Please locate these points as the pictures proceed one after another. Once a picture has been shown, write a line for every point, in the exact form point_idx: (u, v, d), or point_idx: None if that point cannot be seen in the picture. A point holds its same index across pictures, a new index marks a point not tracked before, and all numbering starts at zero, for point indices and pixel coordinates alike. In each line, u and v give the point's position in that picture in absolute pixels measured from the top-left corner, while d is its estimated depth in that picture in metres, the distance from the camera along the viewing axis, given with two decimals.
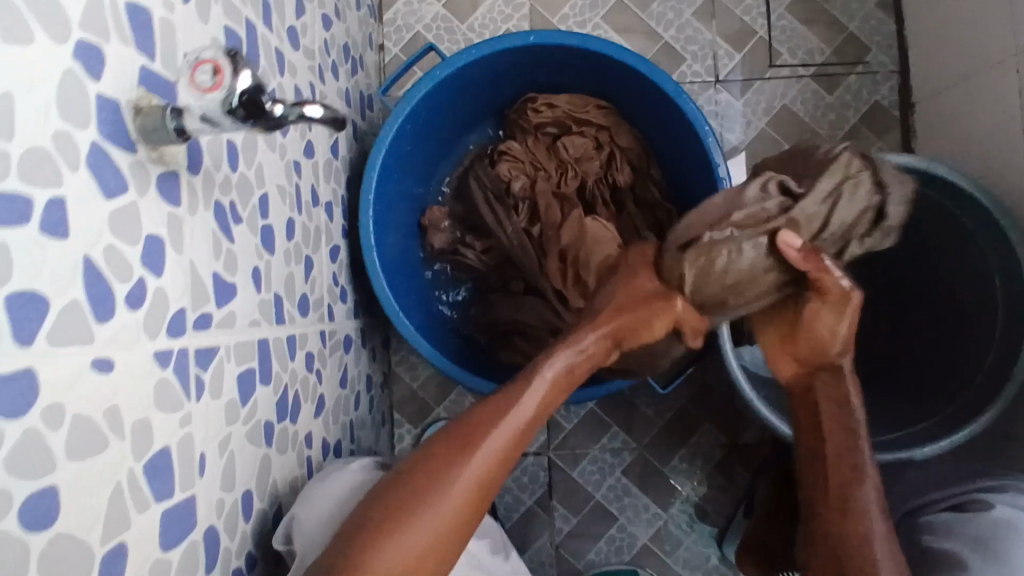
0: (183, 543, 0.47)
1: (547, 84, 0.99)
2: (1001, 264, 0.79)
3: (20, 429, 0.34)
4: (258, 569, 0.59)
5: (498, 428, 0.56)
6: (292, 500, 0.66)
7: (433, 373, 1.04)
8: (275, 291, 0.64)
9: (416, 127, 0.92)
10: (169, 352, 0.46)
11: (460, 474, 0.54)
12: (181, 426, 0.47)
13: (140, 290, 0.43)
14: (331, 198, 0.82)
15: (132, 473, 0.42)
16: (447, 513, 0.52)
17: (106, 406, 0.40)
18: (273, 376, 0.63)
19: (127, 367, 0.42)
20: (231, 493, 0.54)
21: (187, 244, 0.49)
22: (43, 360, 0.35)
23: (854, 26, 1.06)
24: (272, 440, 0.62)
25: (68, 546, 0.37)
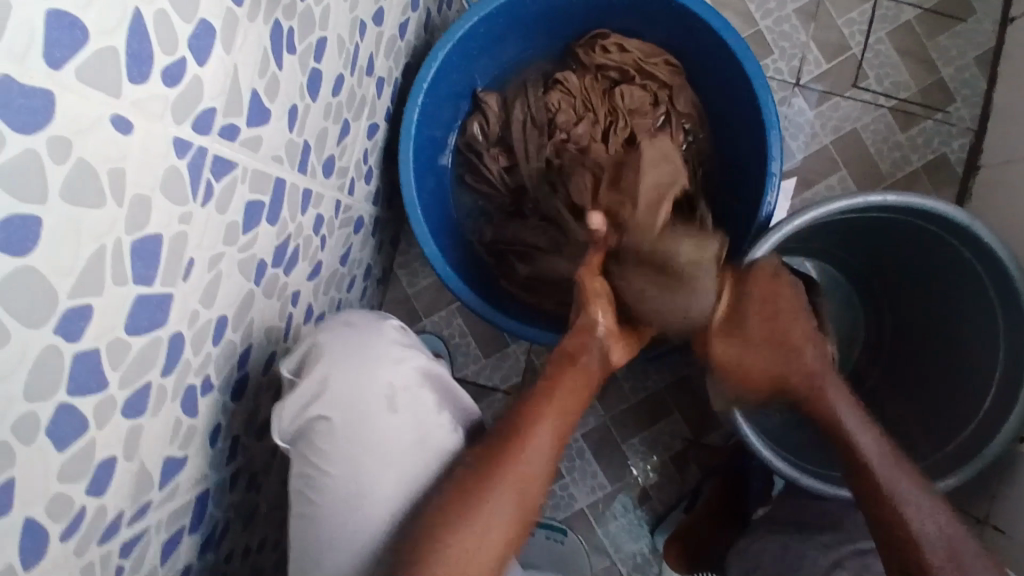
0: (148, 336, 0.46)
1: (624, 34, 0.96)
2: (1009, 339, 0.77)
3: (22, 145, 0.32)
4: (214, 397, 0.58)
5: (517, 454, 0.61)
6: (263, 346, 0.65)
7: (431, 285, 1.03)
8: (306, 139, 0.63)
9: (489, 35, 0.90)
10: (189, 145, 0.45)
11: (492, 510, 0.58)
12: (180, 222, 0.46)
13: (179, 69, 0.42)
14: (385, 75, 0.80)
15: (119, 244, 0.40)
16: (491, 542, 0.58)
17: (114, 165, 0.38)
18: (281, 219, 0.62)
19: (145, 138, 0.41)
20: (208, 311, 0.53)
21: (236, 48, 0.47)
22: (64, 89, 0.34)
23: (946, 72, 1.02)
24: (261, 280, 0.61)
25: (35, 285, 0.35)
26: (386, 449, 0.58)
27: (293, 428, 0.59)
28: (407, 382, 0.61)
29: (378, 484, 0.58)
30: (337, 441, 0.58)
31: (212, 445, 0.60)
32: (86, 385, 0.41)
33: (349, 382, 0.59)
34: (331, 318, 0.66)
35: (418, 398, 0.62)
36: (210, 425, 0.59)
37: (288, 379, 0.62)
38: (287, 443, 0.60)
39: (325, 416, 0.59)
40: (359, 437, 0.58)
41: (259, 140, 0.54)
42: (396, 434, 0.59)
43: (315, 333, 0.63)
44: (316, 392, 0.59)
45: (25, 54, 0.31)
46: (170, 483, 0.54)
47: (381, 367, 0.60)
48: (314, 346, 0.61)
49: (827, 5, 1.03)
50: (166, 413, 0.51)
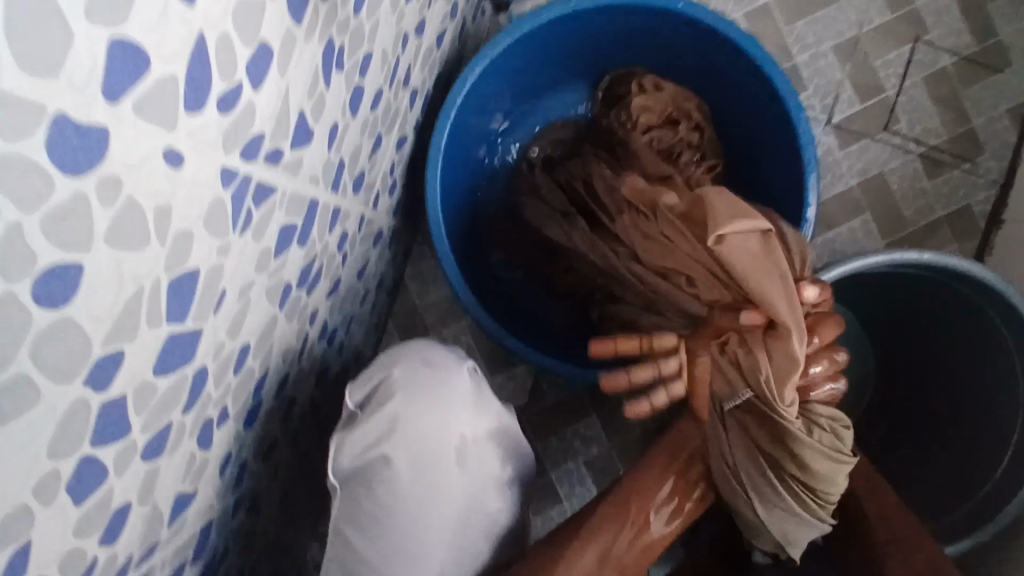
0: (174, 375, 0.43)
1: (663, 59, 0.93)
2: None
3: (72, 190, 0.29)
4: (228, 427, 0.55)
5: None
6: (278, 369, 0.62)
7: (441, 299, 1.00)
8: (342, 156, 0.59)
9: (527, 52, 0.87)
10: (235, 174, 0.41)
11: None
12: (217, 255, 0.42)
13: (235, 95, 0.38)
14: (418, 86, 0.76)
15: (157, 284, 0.37)
16: None
17: (161, 203, 0.35)
18: (309, 240, 0.58)
19: (194, 170, 0.37)
20: (233, 341, 0.49)
21: (291, 69, 0.44)
22: (121, 126, 0.30)
23: (977, 123, 1.01)
24: (285, 304, 0.57)
25: (71, 336, 0.32)
26: (446, 501, 0.60)
27: (352, 464, 0.61)
28: (477, 434, 0.63)
29: (434, 529, 0.60)
30: (399, 483, 0.60)
31: (222, 474, 0.57)
32: (109, 435, 0.38)
33: (423, 430, 0.61)
34: (400, 351, 0.67)
35: (485, 450, 0.63)
36: (222, 454, 0.56)
37: (354, 410, 0.64)
38: (341, 478, 0.62)
39: (389, 458, 0.60)
40: (419, 479, 0.60)
41: (299, 162, 0.50)
42: (460, 483, 0.61)
43: (390, 365, 0.65)
44: (386, 431, 0.61)
45: (87, 90, 0.28)
46: (178, 519, 0.51)
47: (458, 416, 0.62)
48: (389, 381, 0.64)
49: (865, 45, 1.01)
50: (182, 450, 0.48)
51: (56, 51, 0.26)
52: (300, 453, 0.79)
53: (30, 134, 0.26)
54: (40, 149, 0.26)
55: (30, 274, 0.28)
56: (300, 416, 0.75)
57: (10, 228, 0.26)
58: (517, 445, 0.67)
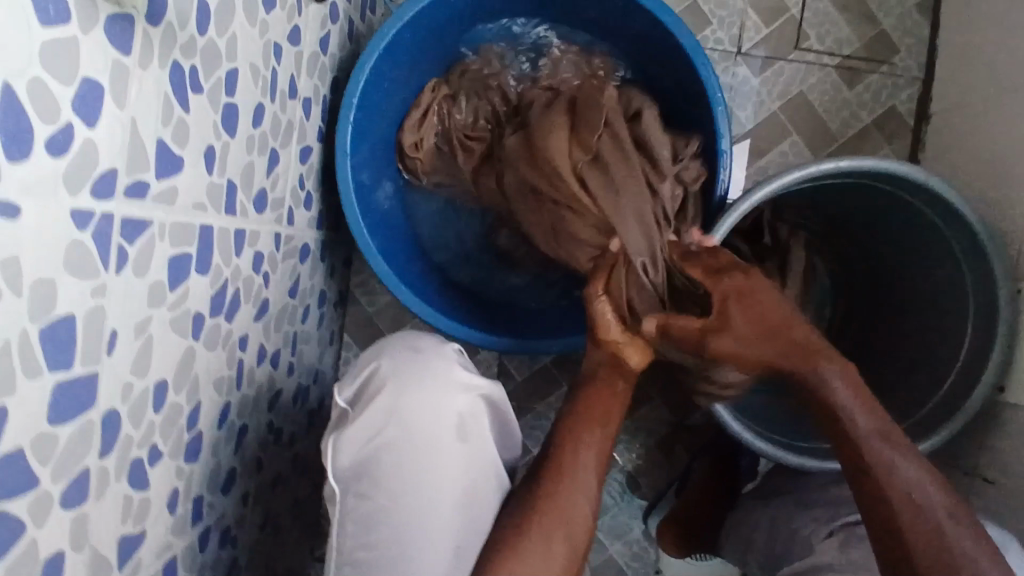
0: (78, 421, 0.43)
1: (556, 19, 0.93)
2: (976, 286, 0.79)
3: None
4: (165, 464, 0.55)
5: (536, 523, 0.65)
6: (214, 399, 0.62)
7: (392, 302, 1.00)
8: (230, 178, 0.59)
9: (416, 39, 0.87)
10: (90, 214, 0.41)
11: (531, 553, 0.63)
12: (93, 297, 0.43)
13: (66, 137, 0.39)
14: (311, 95, 0.76)
15: (25, 335, 0.38)
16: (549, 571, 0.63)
17: (5, 255, 0.35)
18: (213, 267, 0.58)
19: (37, 217, 0.37)
20: (143, 379, 0.50)
21: (131, 99, 0.44)
22: None
23: (887, 23, 1.00)
24: (200, 334, 0.58)
25: None
26: (443, 470, 0.65)
27: (351, 462, 0.66)
28: (467, 409, 0.69)
29: (434, 501, 0.64)
30: (397, 459, 0.65)
31: (174, 512, 0.58)
32: (13, 489, 0.39)
33: (414, 409, 0.67)
34: (383, 348, 0.74)
35: (478, 424, 0.70)
36: (167, 493, 0.56)
37: (346, 407, 0.70)
38: (345, 469, 0.67)
39: (389, 440, 0.66)
40: (415, 454, 0.65)
41: (175, 190, 0.51)
42: (457, 455, 0.67)
43: (376, 361, 0.72)
44: (380, 419, 0.67)
45: None
46: (131, 561, 0.52)
47: (449, 394, 0.69)
48: (379, 374, 0.70)
49: None
50: (112, 492, 0.48)
51: None
52: (271, 478, 0.79)
53: None
54: None
55: None
56: (258, 441, 0.75)
57: None
58: (506, 422, 0.74)
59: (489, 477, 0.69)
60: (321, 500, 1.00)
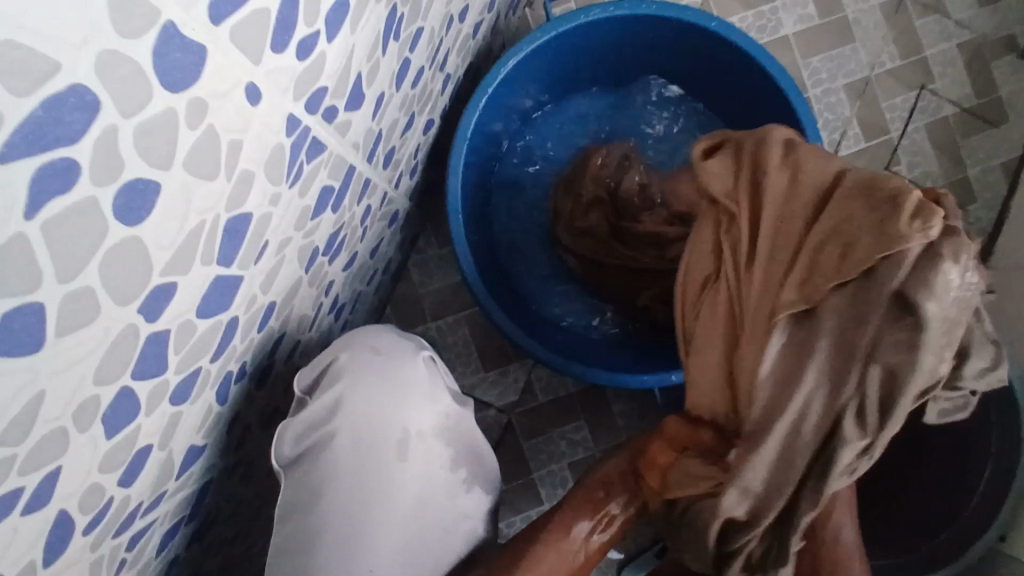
0: (213, 319, 0.42)
1: (695, 83, 0.92)
2: None
3: (163, 105, 0.28)
4: (242, 384, 0.53)
5: None
6: (292, 336, 0.61)
7: (442, 290, 1.00)
8: (381, 128, 0.59)
9: (559, 56, 0.87)
10: (298, 122, 0.41)
11: None
12: (268, 203, 0.42)
13: (313, 43, 0.38)
14: (452, 72, 0.77)
15: (216, 221, 0.36)
16: None
17: (234, 136, 0.34)
18: (341, 208, 0.58)
19: (266, 111, 0.37)
20: (264, 295, 0.49)
21: (360, 26, 0.44)
22: (218, 49, 0.30)
23: (973, 172, 1.04)
24: (310, 268, 0.57)
25: (135, 255, 0.31)
26: (387, 502, 0.49)
27: (290, 455, 0.51)
28: (426, 428, 0.51)
29: (374, 540, 0.48)
30: (335, 475, 0.49)
31: (228, 435, 0.56)
32: (148, 370, 0.36)
33: (365, 412, 0.50)
34: (352, 337, 0.56)
35: (437, 449, 0.52)
36: (230, 415, 0.54)
37: (302, 396, 0.53)
38: (283, 468, 0.51)
39: (327, 443, 0.50)
40: (359, 476, 0.49)
41: (348, 124, 0.50)
42: (408, 485, 0.49)
43: (340, 349, 0.54)
44: (328, 417, 0.51)
45: (195, 5, 0.27)
46: (186, 472, 0.50)
47: (408, 404, 0.51)
48: (334, 366, 0.53)
49: (876, 87, 1.05)
50: (202, 400, 0.46)
51: None
52: None
53: (141, 36, 0.25)
54: (145, 55, 0.26)
55: (114, 180, 0.27)
56: None
57: (106, 128, 0.25)
58: (477, 454, 0.55)
59: (452, 518, 0.52)
60: None
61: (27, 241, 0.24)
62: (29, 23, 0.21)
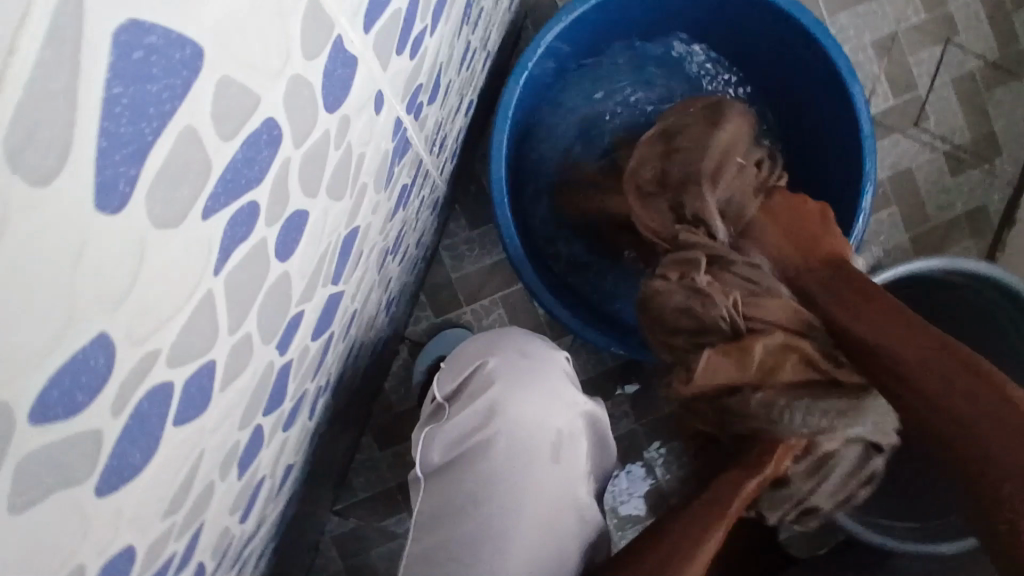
0: (321, 339, 0.39)
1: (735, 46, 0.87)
2: None
3: (321, 128, 0.25)
4: (325, 396, 0.51)
5: None
6: (361, 339, 0.59)
7: (476, 273, 0.98)
8: (443, 116, 0.56)
9: (595, 26, 0.83)
10: (400, 125, 0.38)
11: None
12: (370, 213, 0.39)
13: (421, 40, 0.35)
14: (491, 48, 0.73)
15: (337, 241, 0.34)
16: None
17: (361, 148, 0.31)
18: (408, 204, 0.55)
19: (385, 118, 0.34)
20: (353, 304, 0.46)
21: (449, 15, 0.41)
22: (364, 59, 0.27)
23: (999, 125, 1.03)
24: (381, 270, 0.54)
25: (282, 290, 0.28)
26: (541, 498, 0.51)
27: (442, 456, 0.53)
28: (574, 429, 0.54)
29: (527, 536, 0.50)
30: (492, 474, 0.51)
31: (310, 448, 0.54)
32: (274, 403, 0.34)
33: (522, 416, 0.53)
34: (492, 338, 0.58)
35: (581, 451, 0.55)
36: (314, 428, 0.51)
37: (441, 402, 0.56)
38: (430, 469, 0.54)
39: (484, 445, 0.52)
40: (516, 472, 0.51)
41: (426, 118, 0.47)
42: (557, 483, 0.52)
43: (485, 353, 0.56)
44: (482, 421, 0.53)
45: (357, 12, 0.24)
46: (281, 493, 0.48)
47: (558, 407, 0.54)
48: (484, 370, 0.55)
49: (902, 42, 1.03)
50: (301, 421, 0.44)
51: None
52: (343, 427, 0.75)
53: (316, 56, 0.22)
54: (316, 75, 0.23)
55: (279, 218, 0.24)
56: (355, 387, 0.71)
57: (282, 163, 0.23)
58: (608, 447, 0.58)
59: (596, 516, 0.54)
60: (354, 455, 0.95)
61: (213, 298, 0.21)
62: (241, 54, 0.18)
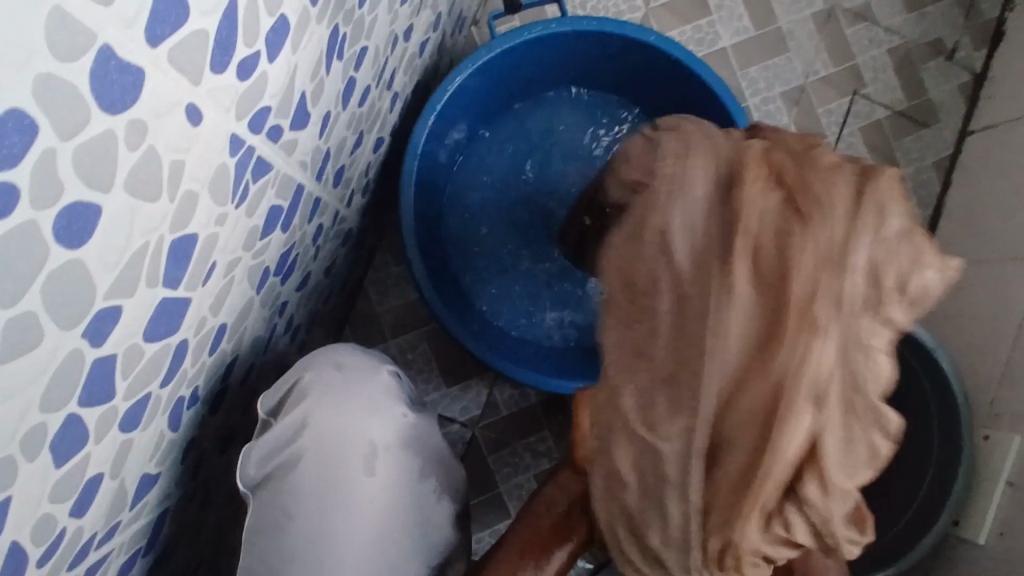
0: (161, 342, 0.41)
1: (633, 95, 0.93)
2: (942, 424, 0.77)
3: (103, 127, 0.28)
4: (195, 410, 0.53)
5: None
6: (246, 357, 0.60)
7: (401, 308, 1.00)
8: (329, 147, 0.60)
9: (509, 71, 0.88)
10: (242, 142, 0.41)
11: None
12: (215, 223, 0.42)
13: (253, 63, 0.38)
14: (400, 91, 0.78)
15: (161, 242, 0.36)
16: None
17: (176, 157, 0.34)
18: (291, 227, 0.58)
19: (209, 131, 0.37)
20: (214, 317, 0.48)
21: (302, 46, 0.44)
22: (156, 71, 0.30)
23: (907, 171, 1.08)
24: (261, 289, 0.56)
25: (79, 278, 0.30)
26: (357, 505, 0.53)
27: (259, 471, 0.55)
28: (391, 440, 0.56)
29: (348, 541, 0.52)
30: (306, 485, 0.53)
31: (182, 463, 0.55)
32: (96, 395, 0.36)
33: (332, 427, 0.55)
34: (311, 356, 0.60)
35: (401, 459, 0.56)
36: (185, 440, 0.53)
37: (265, 419, 0.57)
38: (251, 486, 0.55)
39: (298, 458, 0.54)
40: (329, 484, 0.53)
41: (295, 143, 0.51)
42: (375, 489, 0.54)
43: (303, 367, 0.58)
44: (294, 434, 0.55)
45: (131, 26, 0.27)
46: (140, 502, 0.49)
47: (371, 418, 0.56)
48: (299, 385, 0.57)
49: (811, 93, 1.09)
50: (154, 427, 0.46)
51: None
52: None
53: (76, 59, 0.25)
54: (82, 76, 0.26)
55: (54, 203, 0.27)
56: None
57: (44, 151, 0.26)
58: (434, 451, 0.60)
59: (427, 529, 0.56)
60: None
61: None
62: None
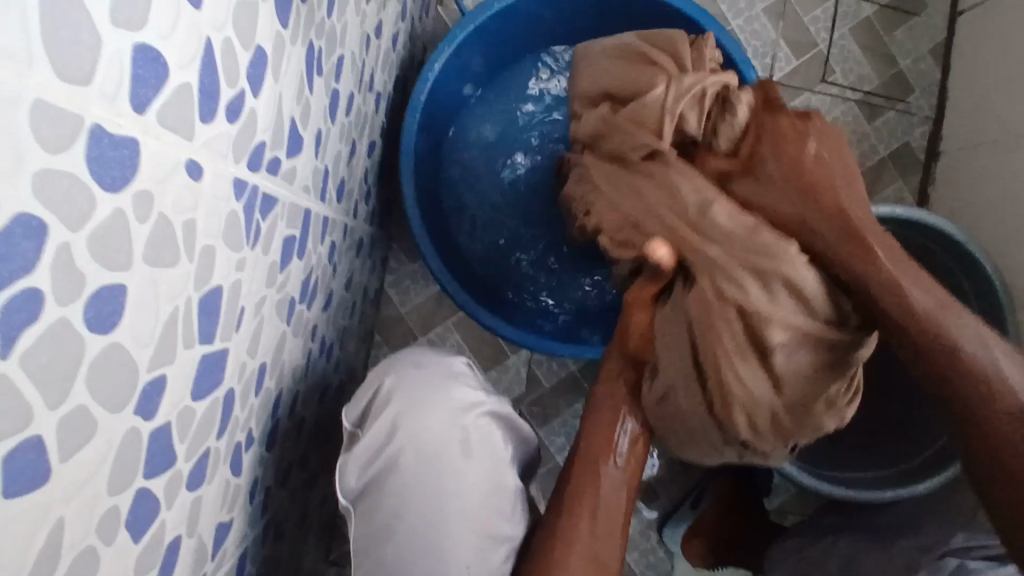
0: (208, 398, 0.41)
1: None
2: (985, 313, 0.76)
3: (111, 206, 0.27)
4: (252, 450, 0.53)
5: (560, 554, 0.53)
6: (290, 387, 0.60)
7: (424, 303, 1.00)
8: (326, 163, 0.59)
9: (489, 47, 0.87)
10: (245, 183, 0.40)
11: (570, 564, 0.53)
12: (236, 270, 0.41)
13: (240, 103, 0.37)
14: (381, 89, 0.76)
15: (189, 303, 0.36)
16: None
17: (186, 216, 0.34)
18: (306, 254, 0.57)
19: (212, 182, 0.36)
20: (253, 359, 0.48)
21: (282, 72, 0.43)
22: (150, 137, 0.29)
23: (905, 65, 1.05)
24: (291, 318, 0.56)
25: (120, 361, 0.30)
26: (459, 492, 0.53)
27: (360, 481, 0.54)
28: (480, 426, 0.57)
29: (455, 527, 0.52)
30: (407, 480, 0.53)
31: (251, 503, 0.55)
32: (158, 465, 0.36)
33: (422, 420, 0.55)
34: (388, 360, 0.61)
35: (489, 442, 0.57)
36: (250, 482, 0.54)
37: (352, 429, 0.57)
38: (352, 498, 0.55)
39: (395, 457, 0.54)
40: (428, 477, 0.53)
41: (294, 170, 0.50)
42: (474, 474, 0.55)
43: (383, 373, 0.59)
44: (387, 437, 0.55)
45: (115, 98, 0.26)
46: (220, 551, 0.49)
47: (458, 410, 0.57)
48: (383, 389, 0.57)
49: (794, 4, 1.05)
50: (218, 478, 0.46)
51: (88, 54, 0.24)
52: (309, 476, 0.76)
53: (69, 147, 0.25)
54: (79, 160, 0.25)
55: (80, 295, 0.26)
56: (311, 433, 0.72)
57: (60, 247, 0.25)
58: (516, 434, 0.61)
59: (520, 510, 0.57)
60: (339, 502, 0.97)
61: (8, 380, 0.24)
62: None
